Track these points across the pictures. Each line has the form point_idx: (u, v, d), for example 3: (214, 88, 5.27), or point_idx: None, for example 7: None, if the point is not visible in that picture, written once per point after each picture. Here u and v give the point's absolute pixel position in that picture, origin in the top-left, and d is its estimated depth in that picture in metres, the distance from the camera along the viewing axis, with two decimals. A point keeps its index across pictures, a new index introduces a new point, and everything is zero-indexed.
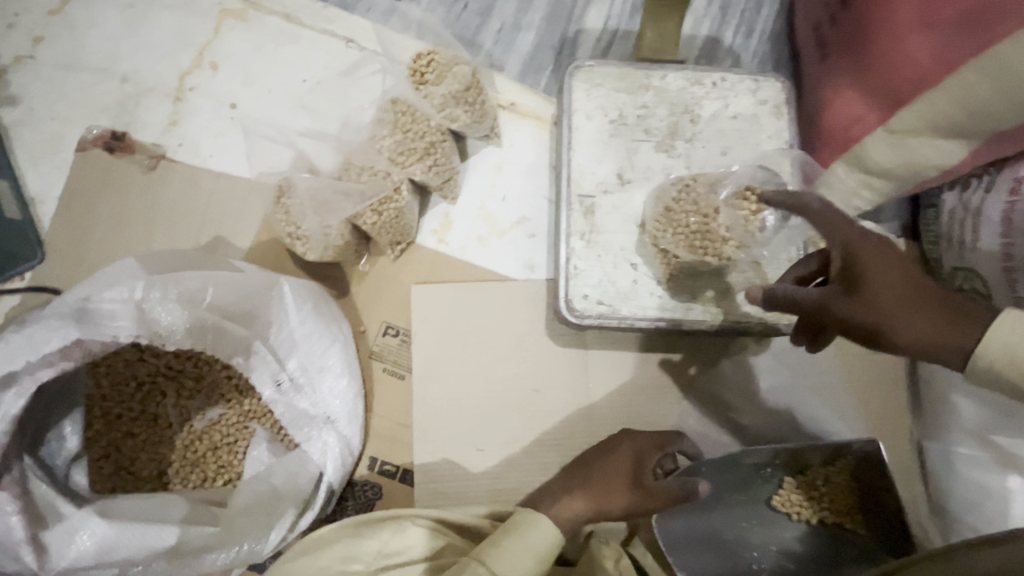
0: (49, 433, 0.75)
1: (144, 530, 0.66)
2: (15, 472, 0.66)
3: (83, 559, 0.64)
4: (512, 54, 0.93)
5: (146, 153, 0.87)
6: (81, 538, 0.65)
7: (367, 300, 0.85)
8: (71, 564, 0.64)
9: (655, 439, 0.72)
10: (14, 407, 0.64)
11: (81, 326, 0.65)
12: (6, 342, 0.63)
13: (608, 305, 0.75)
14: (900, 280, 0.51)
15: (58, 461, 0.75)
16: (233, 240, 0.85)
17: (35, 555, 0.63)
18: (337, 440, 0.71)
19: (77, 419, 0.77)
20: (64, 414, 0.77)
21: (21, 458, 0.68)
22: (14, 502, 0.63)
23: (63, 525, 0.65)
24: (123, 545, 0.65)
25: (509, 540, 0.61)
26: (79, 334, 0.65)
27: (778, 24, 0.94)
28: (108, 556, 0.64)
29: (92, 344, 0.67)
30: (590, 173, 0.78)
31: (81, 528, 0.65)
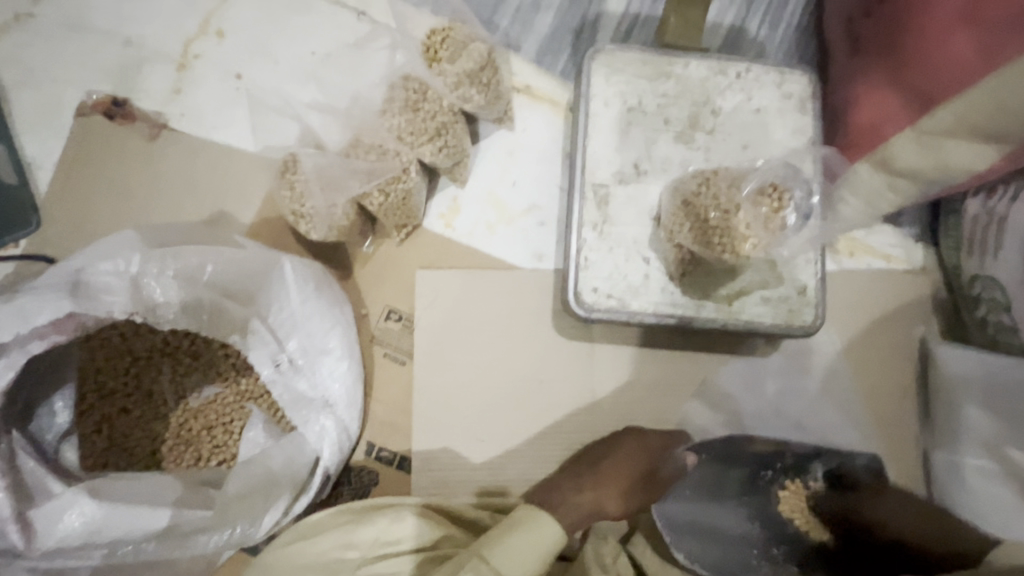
0: (40, 407, 0.74)
1: (135, 512, 0.64)
2: (3, 447, 0.65)
3: (71, 538, 0.63)
4: (529, 34, 0.89)
5: (148, 121, 0.85)
6: (70, 517, 0.63)
7: (371, 283, 0.83)
8: (59, 543, 0.62)
9: (660, 440, 0.77)
10: (2, 378, 0.62)
11: (77, 300, 0.64)
12: None
13: (617, 298, 0.73)
14: None
15: (48, 437, 0.74)
16: (235, 216, 0.83)
17: (22, 532, 0.61)
18: (334, 424, 0.70)
19: (67, 394, 0.75)
20: (51, 393, 0.75)
21: (10, 433, 0.67)
22: (2, 477, 0.62)
23: (52, 504, 0.63)
24: (110, 527, 0.63)
25: (512, 537, 0.60)
26: (73, 308, 0.64)
27: (806, 15, 0.91)
28: (96, 537, 0.63)
29: (85, 317, 0.66)
30: (605, 162, 0.76)
31: (70, 507, 0.63)
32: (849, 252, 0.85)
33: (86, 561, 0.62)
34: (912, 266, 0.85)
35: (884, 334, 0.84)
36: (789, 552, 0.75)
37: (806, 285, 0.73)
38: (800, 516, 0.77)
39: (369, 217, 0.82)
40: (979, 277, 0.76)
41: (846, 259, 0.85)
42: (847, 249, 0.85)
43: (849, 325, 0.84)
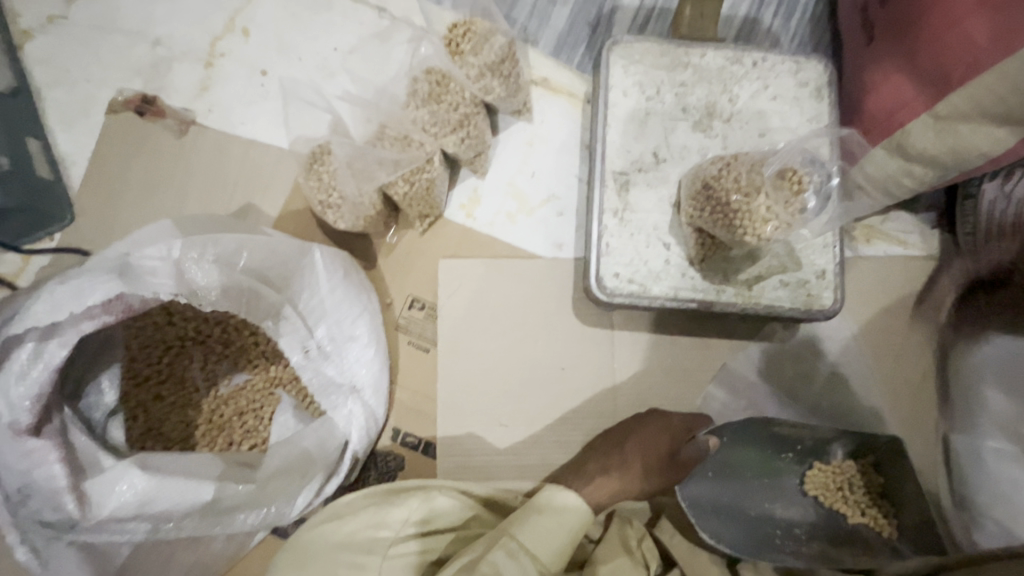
0: (87, 387, 0.76)
1: (184, 485, 0.66)
2: (57, 423, 0.67)
3: (124, 510, 0.65)
4: (546, 29, 0.91)
5: (177, 118, 0.87)
6: (122, 488, 0.65)
7: (395, 272, 0.85)
8: (114, 512, 0.65)
9: (684, 420, 0.72)
10: (58, 355, 0.64)
11: (125, 282, 0.66)
12: (51, 292, 0.63)
13: (638, 284, 0.75)
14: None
15: (96, 415, 0.76)
16: (262, 208, 0.85)
17: (77, 503, 0.63)
18: (362, 410, 0.72)
19: (113, 374, 0.78)
20: (100, 372, 0.77)
21: (61, 410, 0.69)
22: (56, 451, 0.64)
23: (105, 476, 0.66)
24: (165, 496, 0.66)
25: (539, 517, 0.61)
26: (123, 288, 0.65)
27: (820, 6, 0.92)
28: (147, 509, 0.65)
29: (133, 298, 0.68)
30: (624, 151, 0.77)
31: (121, 479, 0.66)
32: (867, 239, 0.86)
33: (132, 534, 0.64)
34: (930, 253, 0.86)
35: (902, 318, 0.84)
36: (809, 531, 0.77)
37: (825, 269, 0.74)
38: (825, 494, 0.78)
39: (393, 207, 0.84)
40: (998, 261, 0.77)
41: (863, 245, 0.86)
42: (863, 236, 0.86)
43: (867, 310, 0.85)
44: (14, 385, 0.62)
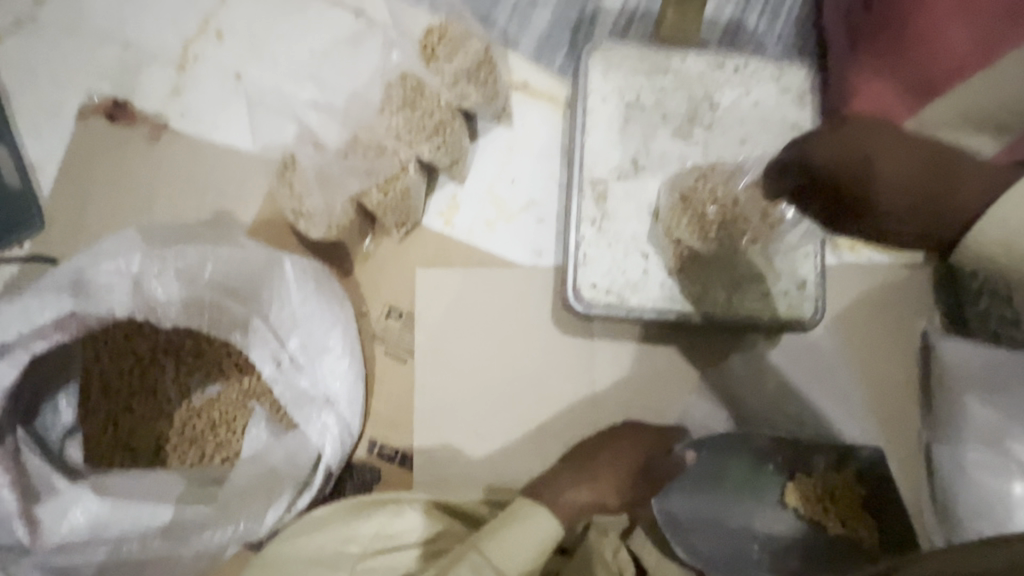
0: (44, 405, 0.74)
1: (140, 509, 0.66)
2: (8, 445, 0.66)
3: (77, 535, 0.64)
4: (527, 31, 0.89)
5: (149, 123, 0.85)
6: (75, 514, 0.65)
7: (371, 281, 0.84)
8: (66, 538, 0.64)
9: (654, 435, 0.73)
10: (7, 377, 0.64)
11: (78, 299, 0.65)
12: (0, 312, 0.62)
13: (615, 295, 0.73)
14: (915, 168, 0.53)
15: (52, 435, 0.73)
16: (236, 215, 0.84)
17: (27, 529, 0.63)
18: (336, 421, 0.70)
19: (71, 393, 0.76)
20: (55, 390, 0.75)
21: (13, 431, 0.67)
22: (6, 475, 0.63)
23: (58, 500, 0.65)
24: (118, 521, 0.65)
25: (507, 531, 0.60)
26: (75, 307, 0.65)
27: (806, 8, 0.91)
28: (101, 533, 0.65)
29: (87, 318, 0.67)
30: (603, 158, 0.76)
31: (74, 504, 0.65)
32: (851, 246, 0.85)
33: (92, 557, 0.64)
34: (914, 261, 0.84)
35: (886, 327, 0.83)
36: (789, 544, 0.75)
37: (806, 280, 0.73)
38: (806, 506, 0.76)
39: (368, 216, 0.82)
40: (978, 270, 0.78)
41: (847, 253, 0.85)
42: (847, 244, 0.85)
43: (849, 319, 0.84)
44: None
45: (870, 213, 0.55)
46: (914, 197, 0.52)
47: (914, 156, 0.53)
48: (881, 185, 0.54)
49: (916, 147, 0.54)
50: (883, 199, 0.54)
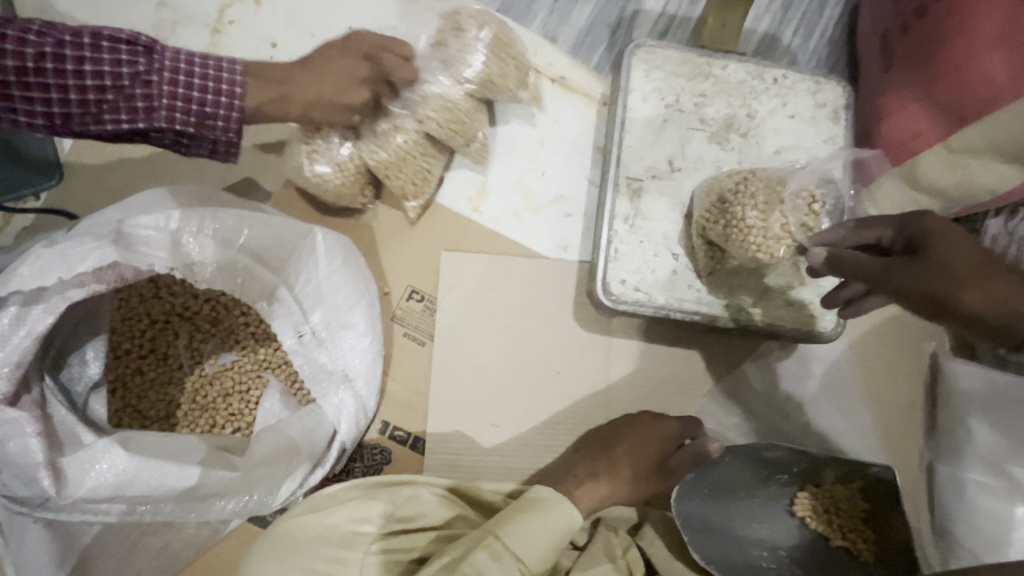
0: (71, 356, 0.73)
1: (166, 468, 0.63)
2: (35, 394, 0.64)
3: (101, 490, 0.61)
4: (567, 27, 0.90)
5: None
6: (101, 468, 0.61)
7: (394, 262, 0.83)
8: (89, 493, 0.60)
9: (677, 425, 0.71)
10: (41, 323, 0.61)
11: (119, 250, 0.63)
12: (37, 256, 0.59)
13: (644, 292, 0.74)
14: (970, 252, 0.48)
15: (78, 388, 0.73)
16: (263, 184, 0.83)
17: (53, 481, 0.59)
18: (353, 400, 0.68)
19: (100, 346, 0.75)
20: (85, 342, 0.74)
21: (40, 379, 0.66)
22: (34, 423, 0.60)
23: (82, 454, 0.62)
24: (142, 480, 0.62)
25: (527, 518, 0.60)
26: (117, 257, 0.63)
27: (839, 28, 0.92)
28: (124, 491, 0.61)
29: (126, 269, 0.65)
30: (640, 156, 0.76)
31: (101, 457, 0.62)
32: None
33: (103, 516, 0.60)
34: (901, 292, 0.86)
35: (896, 346, 0.86)
36: (793, 553, 0.76)
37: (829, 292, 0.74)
38: (811, 517, 0.77)
39: (376, 181, 0.81)
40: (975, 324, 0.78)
41: None
42: None
43: (861, 332, 0.86)
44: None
45: (913, 263, 0.49)
46: (962, 274, 0.47)
47: (974, 246, 0.49)
48: (953, 252, 0.48)
49: (978, 249, 0.48)
50: (953, 258, 0.48)
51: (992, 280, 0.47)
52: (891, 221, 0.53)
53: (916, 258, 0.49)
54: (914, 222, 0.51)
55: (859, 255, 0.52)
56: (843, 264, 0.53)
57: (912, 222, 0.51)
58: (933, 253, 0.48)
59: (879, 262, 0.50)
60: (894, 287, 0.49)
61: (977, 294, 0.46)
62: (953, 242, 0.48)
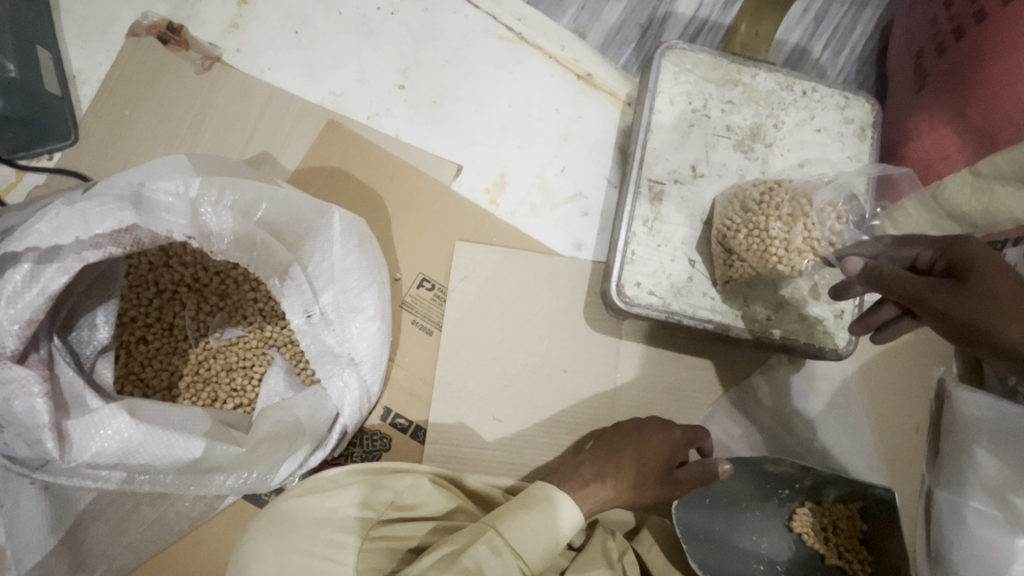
0: (81, 319, 0.72)
1: (171, 439, 0.61)
2: (43, 352, 0.63)
3: (105, 457, 0.59)
4: (597, 23, 0.89)
5: (201, 52, 0.83)
6: (105, 434, 0.59)
7: (406, 249, 0.82)
8: (93, 459, 0.59)
9: (686, 434, 0.70)
10: (55, 282, 0.60)
11: (139, 214, 0.62)
12: (56, 214, 0.58)
13: (659, 297, 0.73)
14: (1012, 283, 0.48)
15: (86, 351, 0.71)
16: (280, 159, 0.82)
17: (56, 442, 0.58)
18: (357, 383, 0.68)
19: (110, 310, 0.74)
20: (96, 306, 0.73)
21: (49, 340, 0.65)
22: (40, 383, 0.58)
23: (89, 419, 0.60)
24: (147, 450, 0.60)
25: (528, 513, 0.60)
26: (136, 221, 0.62)
27: (870, 45, 0.92)
28: (129, 459, 0.59)
29: (143, 233, 0.64)
30: (664, 159, 0.76)
31: (106, 424, 0.59)
32: None
33: (102, 484, 0.60)
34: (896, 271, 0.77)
35: (903, 370, 0.86)
36: (789, 568, 0.76)
37: (845, 309, 0.73)
38: (809, 534, 0.77)
39: (388, 165, 0.83)
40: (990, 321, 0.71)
41: None
42: None
43: (870, 353, 0.85)
44: (4, 307, 0.58)
45: (956, 287, 0.49)
46: (1004, 307, 0.47)
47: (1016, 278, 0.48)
48: (996, 282, 0.48)
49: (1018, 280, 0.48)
50: (997, 287, 0.48)
51: None
52: (932, 241, 0.53)
53: (959, 281, 0.49)
54: (958, 245, 0.50)
55: (901, 271, 0.51)
56: (883, 277, 0.51)
57: (956, 244, 0.51)
58: (976, 278, 0.48)
59: (921, 281, 0.50)
60: (933, 308, 0.49)
61: (1015, 329, 0.47)
62: (997, 272, 0.48)
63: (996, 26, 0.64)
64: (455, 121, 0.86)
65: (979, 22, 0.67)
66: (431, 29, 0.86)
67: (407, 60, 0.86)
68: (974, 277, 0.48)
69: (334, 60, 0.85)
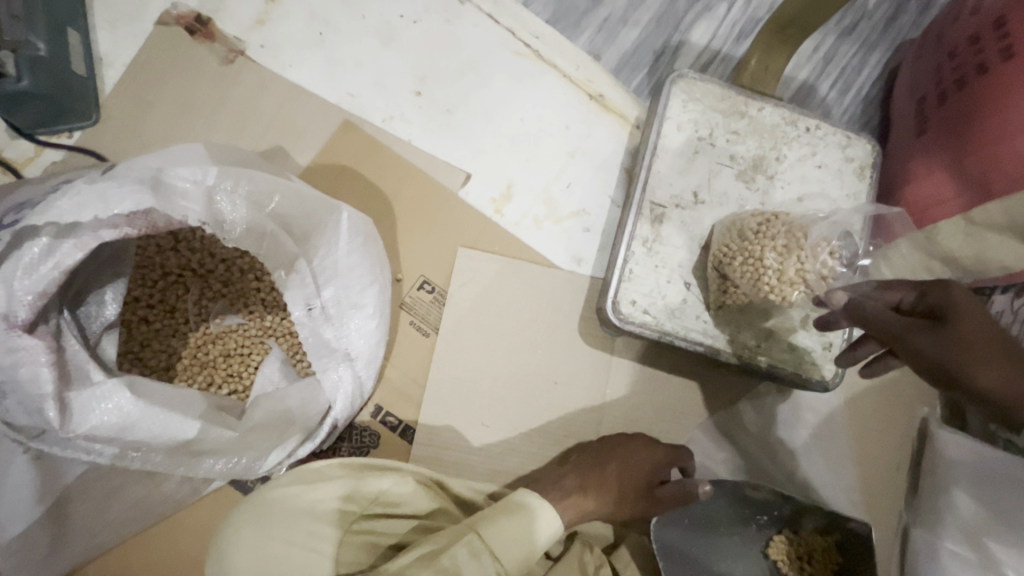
0: (90, 295, 0.73)
1: (168, 419, 0.63)
2: (52, 324, 0.64)
3: (104, 432, 0.60)
4: (612, 46, 0.92)
5: (226, 45, 0.86)
6: (107, 409, 0.61)
7: (410, 252, 0.84)
8: (91, 433, 0.60)
9: (669, 453, 0.73)
10: (70, 257, 0.61)
11: (157, 197, 0.64)
12: (77, 191, 0.60)
13: (652, 316, 0.75)
14: (989, 331, 0.49)
15: (92, 327, 0.72)
16: (294, 154, 0.84)
17: (58, 413, 0.59)
18: (351, 379, 0.69)
19: (119, 288, 0.75)
20: (105, 282, 0.74)
21: (57, 313, 0.66)
22: (47, 353, 0.60)
23: (90, 392, 0.61)
24: (145, 427, 0.62)
25: (509, 519, 0.60)
26: (153, 203, 0.64)
27: (875, 88, 0.94)
28: (127, 435, 0.61)
29: (158, 216, 0.65)
30: (667, 183, 0.78)
31: (108, 398, 0.61)
32: None
33: (95, 458, 0.60)
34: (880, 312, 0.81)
35: (889, 407, 0.87)
36: None
37: (832, 342, 0.75)
38: (784, 562, 0.77)
39: (398, 168, 0.85)
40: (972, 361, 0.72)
41: None
42: None
43: (856, 388, 0.86)
44: (20, 277, 0.58)
45: (932, 329, 0.51)
46: (978, 352, 0.49)
47: (994, 324, 0.50)
48: (972, 328, 0.49)
49: (995, 328, 0.50)
50: (972, 332, 0.49)
51: (1001, 359, 0.49)
52: (916, 283, 0.54)
53: (937, 323, 0.51)
54: (939, 289, 0.52)
55: (881, 310, 0.54)
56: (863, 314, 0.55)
57: (937, 288, 0.53)
58: (952, 322, 0.50)
59: (900, 321, 0.52)
60: (910, 348, 0.52)
61: (989, 375, 0.48)
62: (975, 319, 0.50)
63: (994, 79, 0.66)
64: (467, 130, 0.88)
65: (982, 73, 0.68)
66: (451, 40, 0.89)
67: (425, 68, 0.88)
68: (949, 321, 0.50)
69: (354, 62, 0.88)
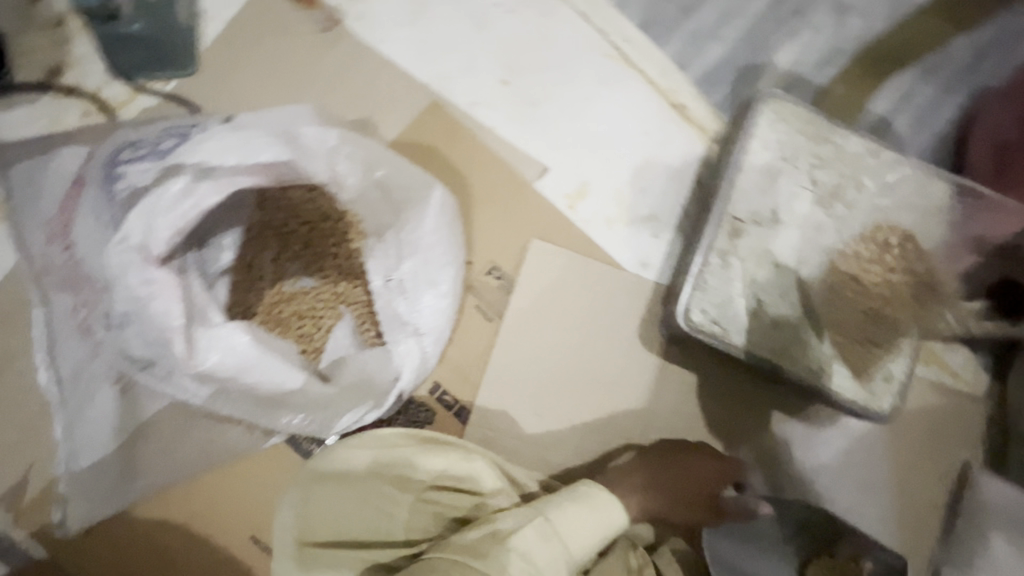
0: (211, 239, 0.76)
1: (274, 370, 0.69)
2: (179, 261, 0.72)
3: (222, 369, 0.69)
4: (698, 59, 0.93)
5: (325, 12, 0.87)
6: (226, 350, 0.68)
7: (483, 236, 0.85)
8: (210, 368, 0.68)
9: (725, 465, 0.78)
10: (209, 199, 0.71)
11: (291, 153, 0.71)
12: (225, 140, 0.68)
13: (721, 328, 0.76)
14: None
15: (210, 270, 0.76)
16: (380, 127, 0.85)
17: (185, 347, 0.67)
18: (422, 354, 0.70)
19: (235, 235, 0.77)
20: (226, 228, 0.77)
21: (185, 251, 0.73)
22: (177, 289, 0.68)
23: (213, 332, 0.68)
24: (255, 372, 0.69)
25: (575, 505, 0.62)
26: (289, 159, 0.71)
27: (951, 129, 0.92)
28: (239, 375, 0.69)
29: (288, 170, 0.73)
30: (748, 200, 0.78)
31: (227, 340, 0.68)
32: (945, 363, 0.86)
33: (192, 396, 0.67)
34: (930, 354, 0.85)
35: (932, 445, 0.85)
36: None
37: (895, 375, 0.78)
38: None
39: (481, 153, 0.86)
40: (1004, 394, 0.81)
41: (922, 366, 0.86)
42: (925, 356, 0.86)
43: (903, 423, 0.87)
44: (163, 212, 0.68)
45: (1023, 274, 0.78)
46: None
47: None
48: None
49: None
50: None
51: None
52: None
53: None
54: None
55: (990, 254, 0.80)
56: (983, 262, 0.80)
57: None
58: None
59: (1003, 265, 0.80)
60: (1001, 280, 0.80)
61: None
62: None
63: None
64: (549, 124, 0.89)
65: None
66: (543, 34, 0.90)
67: (515, 58, 0.89)
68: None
69: (446, 44, 0.89)
